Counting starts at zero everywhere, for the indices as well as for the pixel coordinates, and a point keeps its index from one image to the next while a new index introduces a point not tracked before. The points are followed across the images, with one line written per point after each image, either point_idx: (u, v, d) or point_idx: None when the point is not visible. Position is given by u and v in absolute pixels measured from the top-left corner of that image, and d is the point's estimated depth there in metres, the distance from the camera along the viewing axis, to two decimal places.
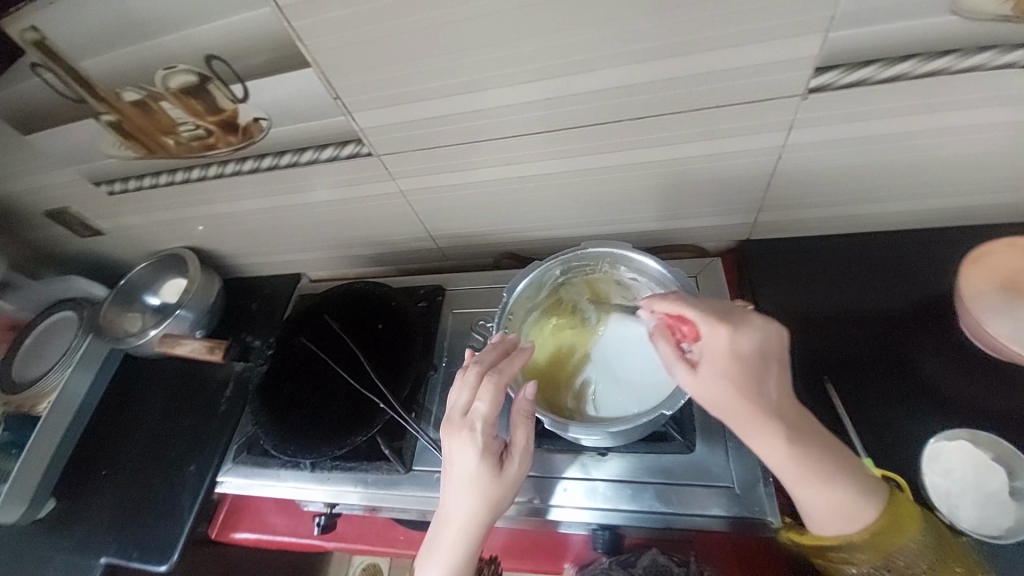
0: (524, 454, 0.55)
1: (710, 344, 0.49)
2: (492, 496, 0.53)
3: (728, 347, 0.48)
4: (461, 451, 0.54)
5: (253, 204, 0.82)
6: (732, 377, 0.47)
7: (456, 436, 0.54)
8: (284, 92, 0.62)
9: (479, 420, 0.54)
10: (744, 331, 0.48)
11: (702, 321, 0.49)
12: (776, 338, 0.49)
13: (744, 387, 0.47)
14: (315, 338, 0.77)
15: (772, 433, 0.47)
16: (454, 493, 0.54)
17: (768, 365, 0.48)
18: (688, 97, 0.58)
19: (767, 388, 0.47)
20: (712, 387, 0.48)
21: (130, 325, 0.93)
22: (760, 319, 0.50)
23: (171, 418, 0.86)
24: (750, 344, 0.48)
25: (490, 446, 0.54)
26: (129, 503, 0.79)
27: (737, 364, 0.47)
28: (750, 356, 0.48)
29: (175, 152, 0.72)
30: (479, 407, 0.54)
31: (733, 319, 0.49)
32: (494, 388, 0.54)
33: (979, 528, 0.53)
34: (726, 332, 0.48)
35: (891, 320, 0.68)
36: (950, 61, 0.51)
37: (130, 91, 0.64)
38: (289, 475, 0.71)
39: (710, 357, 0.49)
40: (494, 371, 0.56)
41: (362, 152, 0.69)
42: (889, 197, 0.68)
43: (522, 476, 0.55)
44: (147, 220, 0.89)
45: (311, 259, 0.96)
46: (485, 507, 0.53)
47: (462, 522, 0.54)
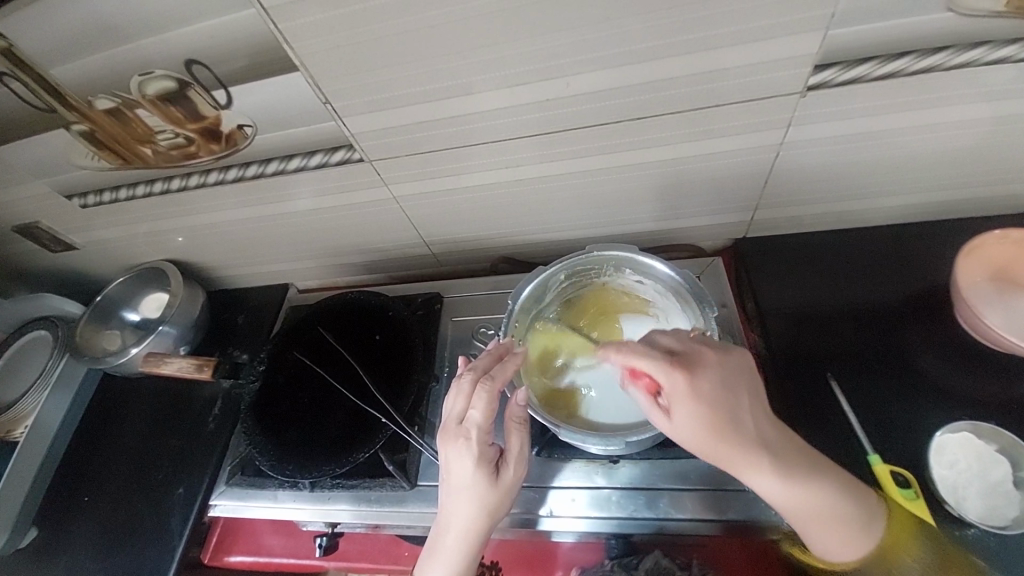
0: (519, 460, 0.54)
1: (672, 392, 0.48)
2: (489, 503, 0.52)
3: (690, 392, 0.47)
4: (457, 461, 0.52)
5: (237, 214, 0.79)
6: (704, 418, 0.47)
7: (451, 446, 0.53)
8: (271, 98, 0.59)
9: (474, 427, 0.52)
10: (699, 372, 0.48)
11: (657, 372, 0.49)
12: (731, 368, 0.49)
13: (718, 426, 0.47)
14: (309, 351, 0.74)
15: (756, 465, 0.47)
16: (451, 503, 0.53)
17: (735, 398, 0.48)
18: (687, 96, 0.57)
19: (741, 418, 0.47)
20: (689, 432, 0.48)
21: (110, 343, 0.89)
22: (711, 353, 0.50)
23: (157, 439, 0.82)
24: (710, 382, 0.48)
25: (487, 453, 0.53)
26: (115, 530, 0.75)
27: (705, 407, 0.47)
28: (714, 396, 0.47)
29: (153, 162, 0.69)
30: (474, 415, 0.53)
31: (686, 362, 0.49)
32: (488, 395, 0.52)
33: (988, 518, 0.54)
34: (684, 379, 0.48)
35: (889, 314, 0.68)
36: (945, 57, 0.51)
37: (104, 98, 0.60)
38: (288, 496, 0.68)
39: (678, 405, 0.48)
40: (488, 377, 0.53)
41: (353, 158, 0.67)
42: (882, 192, 0.69)
43: (518, 481, 0.54)
44: (124, 233, 0.85)
45: (299, 268, 0.93)
46: (483, 515, 0.52)
47: (461, 532, 0.52)
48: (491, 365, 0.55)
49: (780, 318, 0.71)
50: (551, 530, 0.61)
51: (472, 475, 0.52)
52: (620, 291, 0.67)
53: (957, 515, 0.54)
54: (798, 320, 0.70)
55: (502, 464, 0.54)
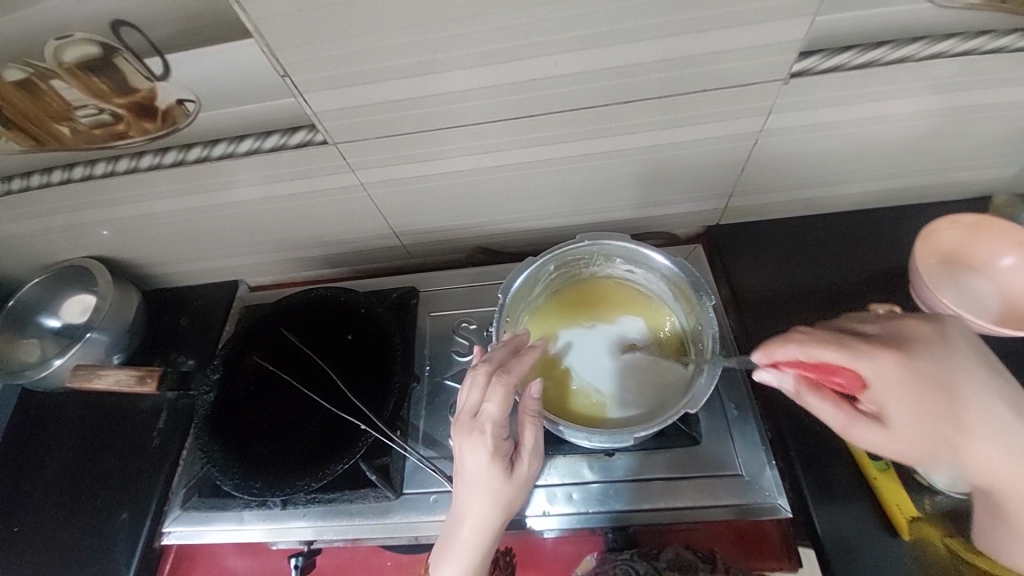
0: (534, 454, 0.51)
1: (883, 380, 0.45)
2: (504, 499, 0.50)
3: (906, 375, 0.45)
4: (471, 458, 0.49)
5: (178, 204, 0.70)
6: (925, 400, 0.44)
7: (465, 441, 0.49)
8: (218, 69, 0.51)
9: (490, 422, 0.49)
10: (909, 351, 0.46)
11: (857, 362, 0.46)
12: (944, 341, 0.47)
13: (938, 410, 0.44)
14: (273, 356, 0.68)
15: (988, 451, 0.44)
16: (464, 498, 0.50)
17: (957, 373, 0.45)
18: (671, 80, 0.56)
19: (972, 398, 0.45)
20: (913, 425, 0.45)
21: (26, 355, 0.77)
22: (915, 328, 0.48)
23: (91, 460, 0.72)
24: (921, 365, 0.45)
25: (503, 449, 0.50)
26: (44, 565, 0.65)
27: (925, 387, 0.44)
28: (931, 373, 0.45)
29: (72, 143, 0.59)
30: (489, 409, 0.49)
31: (888, 343, 0.47)
32: (503, 388, 0.49)
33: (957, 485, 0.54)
34: (893, 362, 0.45)
35: (855, 295, 0.71)
36: (917, 48, 0.53)
37: (10, 67, 0.50)
38: (255, 516, 0.62)
39: (891, 395, 0.45)
40: (506, 369, 0.50)
41: (315, 140, 0.60)
42: (847, 180, 0.71)
43: (533, 475, 0.52)
44: (37, 227, 0.73)
45: (252, 263, 0.84)
46: (496, 511, 0.50)
47: (475, 528, 0.49)
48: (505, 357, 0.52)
49: (754, 303, 0.72)
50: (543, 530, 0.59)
51: (486, 471, 0.49)
52: (611, 281, 0.66)
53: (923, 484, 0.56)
54: (773, 302, 0.72)
55: (518, 458, 0.51)
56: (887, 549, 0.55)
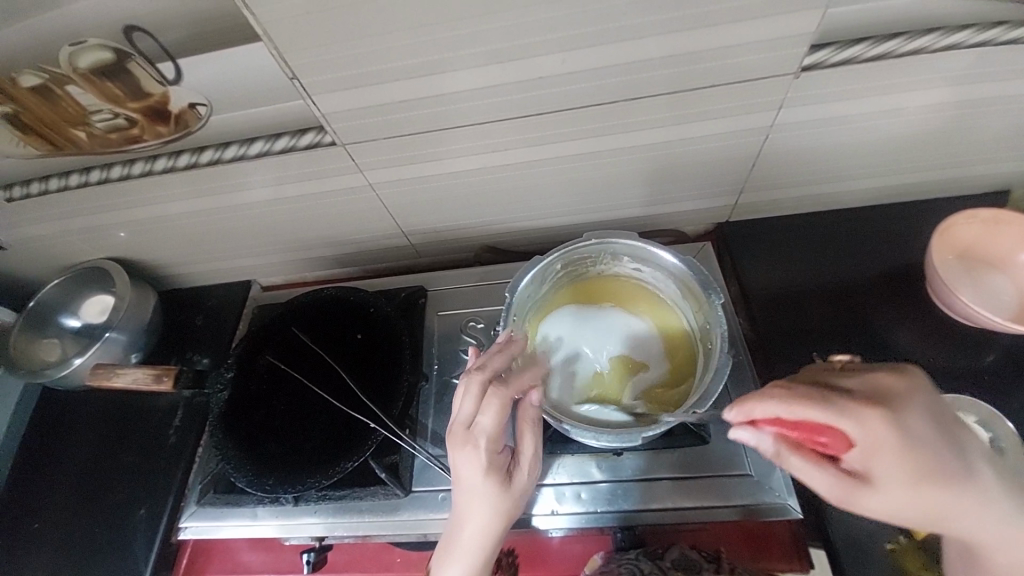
0: (533, 461, 0.52)
1: (870, 443, 0.38)
2: (503, 507, 0.50)
3: (897, 437, 0.38)
4: (468, 468, 0.50)
5: (192, 206, 0.71)
6: (916, 462, 0.38)
7: (460, 453, 0.50)
8: (228, 73, 0.52)
9: (485, 435, 0.49)
10: (896, 407, 0.39)
11: (851, 426, 0.38)
12: (919, 390, 0.41)
13: (929, 474, 0.39)
14: (284, 355, 0.69)
15: (969, 508, 0.41)
16: (463, 505, 0.50)
17: (936, 428, 0.40)
18: (679, 76, 0.55)
19: (948, 454, 0.40)
20: (902, 493, 0.39)
21: (48, 354, 0.79)
22: (894, 376, 0.41)
23: (110, 456, 0.74)
24: (913, 422, 0.39)
25: (499, 460, 0.50)
26: (67, 559, 0.67)
27: (914, 449, 0.38)
28: (919, 431, 0.39)
29: (88, 147, 0.60)
30: (484, 422, 0.49)
31: (873, 396, 0.40)
32: (496, 400, 0.49)
33: None
34: (884, 422, 0.38)
35: (870, 291, 0.70)
36: (932, 39, 0.51)
37: (27, 74, 0.52)
38: (268, 512, 0.63)
39: (880, 461, 0.38)
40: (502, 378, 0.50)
41: (323, 141, 0.61)
42: (862, 175, 0.70)
43: (533, 482, 0.53)
44: (57, 229, 0.75)
45: (265, 263, 0.86)
46: (496, 518, 0.50)
47: (475, 535, 0.50)
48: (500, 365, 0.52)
49: (765, 301, 0.71)
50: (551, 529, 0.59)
51: (484, 481, 0.50)
52: (618, 280, 0.66)
53: None
54: (784, 300, 0.71)
55: (516, 467, 0.52)
56: (901, 551, 0.54)
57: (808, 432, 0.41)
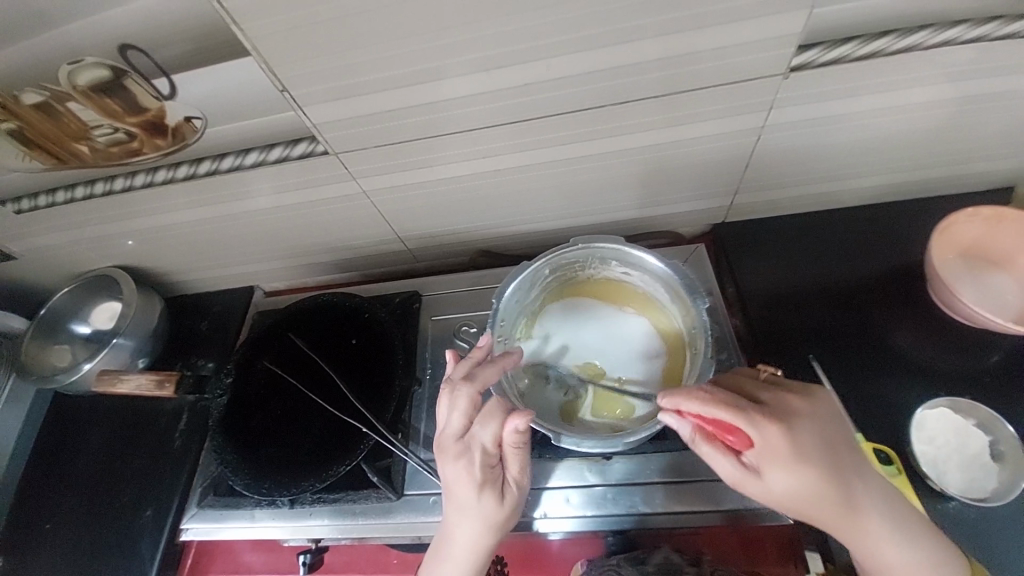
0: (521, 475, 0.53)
1: (767, 447, 0.45)
2: (496, 519, 0.51)
3: (788, 447, 0.44)
4: (459, 480, 0.51)
5: (194, 215, 0.73)
6: (805, 473, 0.44)
7: (452, 467, 0.51)
8: (222, 87, 0.53)
9: (476, 448, 0.50)
10: (791, 422, 0.45)
11: (751, 427, 0.45)
12: (817, 413, 0.47)
13: (819, 478, 0.44)
14: (280, 361, 0.70)
15: (856, 518, 0.45)
16: (455, 517, 0.52)
17: (827, 448, 0.45)
18: (667, 79, 0.55)
19: (836, 472, 0.45)
20: (787, 489, 0.45)
21: (59, 360, 0.82)
22: (797, 399, 0.48)
23: (119, 459, 0.76)
24: (805, 433, 0.45)
25: (491, 473, 0.52)
26: (77, 559, 0.70)
27: (803, 461, 0.44)
28: (811, 446, 0.45)
29: (91, 161, 0.62)
30: (476, 436, 0.50)
31: (776, 411, 0.46)
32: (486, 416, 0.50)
33: (971, 489, 0.55)
34: (779, 433, 0.44)
35: (868, 292, 0.69)
36: (924, 36, 0.50)
37: (30, 92, 0.54)
38: (265, 515, 0.65)
39: (772, 464, 0.45)
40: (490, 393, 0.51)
41: (317, 150, 0.62)
42: (860, 174, 0.69)
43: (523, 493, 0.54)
44: (67, 239, 0.77)
45: (267, 270, 0.87)
46: (488, 530, 0.51)
47: (468, 547, 0.51)
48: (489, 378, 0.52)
49: (761, 302, 0.71)
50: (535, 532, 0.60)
51: (477, 493, 0.51)
52: (607, 283, 0.66)
53: (939, 490, 0.55)
54: (781, 302, 0.70)
55: (506, 478, 0.53)
56: None
57: (720, 430, 0.47)
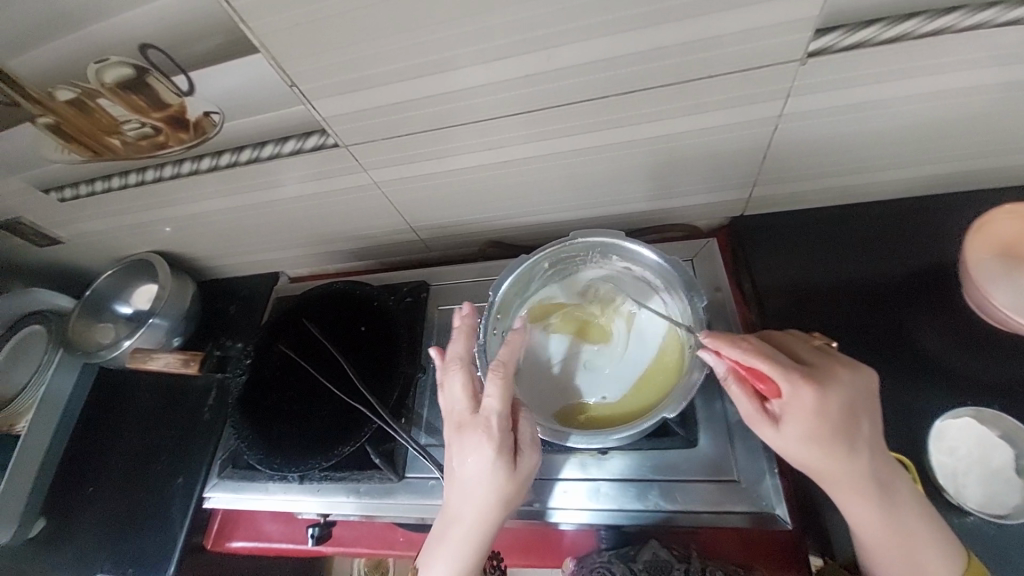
0: (532, 446, 0.52)
1: (793, 402, 0.45)
2: (507, 493, 0.50)
3: (817, 412, 0.44)
4: (477, 450, 0.50)
5: (218, 204, 0.77)
6: (823, 434, 0.44)
7: (470, 435, 0.51)
8: (234, 83, 0.55)
9: (493, 415, 0.51)
10: (832, 389, 0.44)
11: (784, 382, 0.45)
12: (862, 386, 0.45)
13: (837, 445, 0.44)
14: (295, 344, 0.74)
15: (864, 494, 0.45)
16: (462, 493, 0.50)
17: (858, 420, 0.45)
18: (674, 68, 0.52)
19: (858, 443, 0.44)
20: (798, 445, 0.46)
21: (103, 337, 0.89)
22: (844, 370, 0.46)
23: (154, 430, 0.83)
24: (840, 403, 0.44)
25: (507, 440, 0.51)
26: (117, 519, 0.77)
27: (827, 425, 0.44)
28: (842, 415, 0.44)
29: (124, 153, 0.66)
30: (491, 402, 0.51)
31: (820, 375, 0.45)
32: (501, 381, 0.51)
33: (990, 505, 0.51)
34: (813, 396, 0.44)
35: (892, 290, 0.65)
36: (954, 18, 0.46)
37: (64, 89, 0.58)
38: (279, 488, 0.69)
39: (793, 419, 0.45)
40: (499, 364, 0.52)
41: (327, 143, 0.64)
42: (891, 165, 0.64)
43: (536, 467, 0.53)
44: (108, 225, 0.83)
45: (288, 257, 0.91)
46: (500, 505, 0.50)
47: (476, 523, 0.50)
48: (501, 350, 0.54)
49: (776, 299, 0.68)
50: (545, 522, 0.60)
51: (493, 465, 0.49)
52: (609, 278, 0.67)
53: (953, 504, 0.52)
54: (796, 300, 0.67)
55: (519, 451, 0.52)
56: None
57: (752, 376, 0.48)
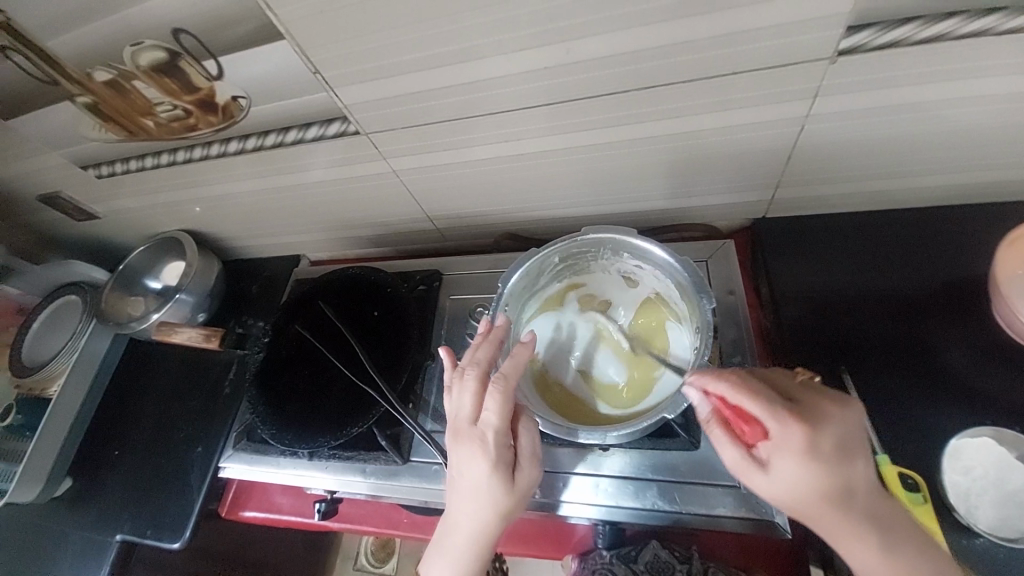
0: (533, 460, 0.53)
1: (781, 444, 0.42)
2: (503, 507, 0.50)
3: (809, 452, 0.41)
4: (473, 464, 0.50)
5: (244, 186, 0.79)
6: (815, 478, 0.41)
7: (466, 448, 0.51)
8: (260, 68, 0.57)
9: (490, 429, 0.50)
10: (821, 427, 0.41)
11: (770, 420, 0.42)
12: (853, 420, 0.43)
13: (830, 488, 0.41)
14: (310, 326, 0.76)
15: (862, 539, 0.42)
16: (459, 505, 0.51)
17: (853, 459, 0.42)
18: (698, 64, 0.51)
19: (851, 484, 0.42)
20: (789, 490, 0.42)
21: (134, 309, 0.93)
22: (832, 406, 0.43)
23: (177, 401, 0.87)
24: (831, 442, 0.41)
25: (504, 455, 0.51)
26: (140, 484, 0.81)
27: (820, 468, 0.41)
28: (835, 456, 0.41)
29: (156, 134, 0.69)
30: (488, 417, 0.50)
31: (809, 410, 0.43)
32: (501, 397, 0.50)
33: (1001, 528, 0.49)
34: (804, 434, 0.41)
35: (917, 303, 0.63)
36: (995, 20, 0.44)
37: (101, 70, 0.60)
38: (289, 463, 0.71)
39: (785, 462, 0.42)
40: (501, 376, 0.51)
41: (348, 131, 0.65)
42: (922, 172, 0.61)
43: (536, 482, 0.53)
44: (141, 203, 0.87)
45: (309, 241, 0.94)
46: (496, 518, 0.50)
47: (472, 534, 0.50)
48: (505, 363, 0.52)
49: (793, 305, 0.67)
50: (552, 514, 0.61)
51: (486, 479, 0.50)
52: (620, 275, 0.66)
53: (963, 524, 0.50)
54: (813, 307, 0.66)
55: (517, 466, 0.52)
56: None
57: (738, 417, 0.45)
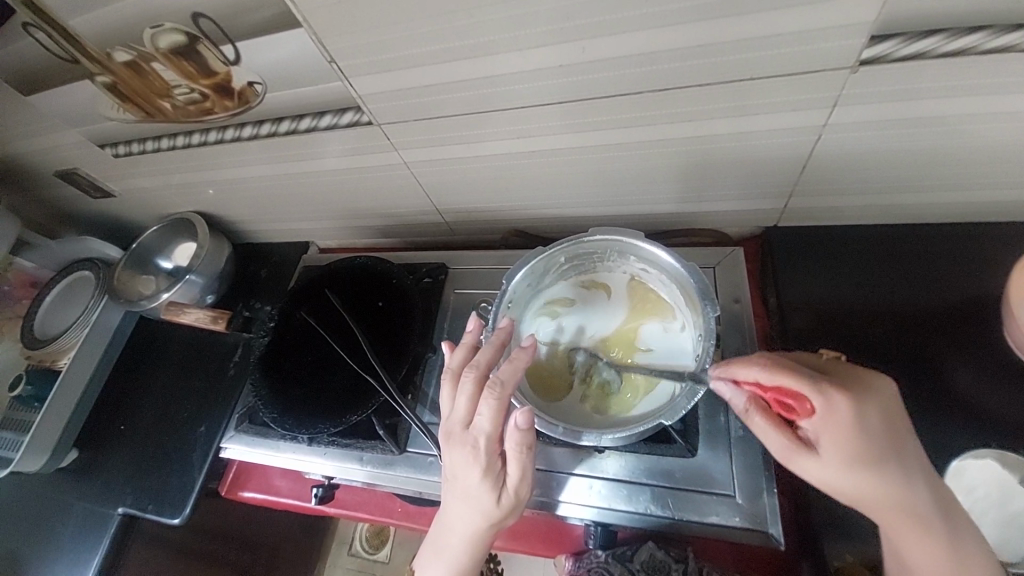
0: (523, 478, 0.51)
1: (828, 417, 0.42)
2: (493, 514, 0.51)
3: (853, 423, 0.42)
4: (464, 468, 0.50)
5: (256, 171, 0.80)
6: (862, 450, 0.42)
7: (458, 452, 0.51)
8: (275, 55, 0.57)
9: (482, 437, 0.50)
10: (861, 396, 0.42)
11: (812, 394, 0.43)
12: (886, 392, 0.44)
13: (876, 458, 0.42)
14: (315, 313, 0.77)
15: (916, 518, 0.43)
16: (453, 506, 0.52)
17: (894, 429, 0.43)
18: (714, 68, 0.50)
19: (898, 456, 0.42)
20: (839, 468, 0.43)
21: (144, 287, 0.94)
22: (866, 378, 0.45)
23: (183, 378, 0.88)
24: (871, 411, 0.42)
25: (495, 462, 0.50)
26: (143, 459, 0.83)
27: (866, 439, 0.42)
28: (878, 424, 0.42)
29: (173, 116, 0.70)
30: (482, 423, 0.50)
31: (844, 383, 0.44)
32: (494, 403, 0.49)
33: (1003, 547, 0.52)
34: (846, 404, 0.42)
35: (926, 319, 0.62)
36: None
37: (120, 51, 0.61)
38: (288, 447, 0.72)
39: (830, 436, 0.43)
40: (495, 384, 0.50)
41: (361, 121, 0.65)
42: (941, 188, 0.60)
43: (527, 492, 0.52)
44: (156, 183, 0.88)
45: (319, 228, 0.95)
46: (487, 523, 0.51)
47: (463, 535, 0.52)
48: (502, 368, 0.51)
49: (798, 316, 0.66)
50: (550, 513, 0.61)
51: (478, 484, 0.50)
52: (625, 278, 0.66)
53: None
54: (819, 319, 0.65)
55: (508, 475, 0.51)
56: None
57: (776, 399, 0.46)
